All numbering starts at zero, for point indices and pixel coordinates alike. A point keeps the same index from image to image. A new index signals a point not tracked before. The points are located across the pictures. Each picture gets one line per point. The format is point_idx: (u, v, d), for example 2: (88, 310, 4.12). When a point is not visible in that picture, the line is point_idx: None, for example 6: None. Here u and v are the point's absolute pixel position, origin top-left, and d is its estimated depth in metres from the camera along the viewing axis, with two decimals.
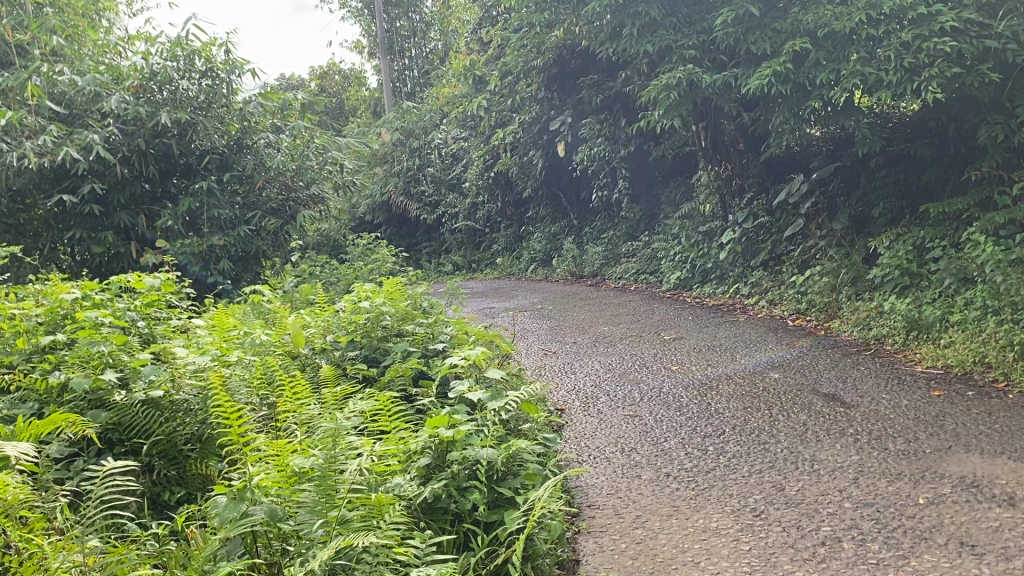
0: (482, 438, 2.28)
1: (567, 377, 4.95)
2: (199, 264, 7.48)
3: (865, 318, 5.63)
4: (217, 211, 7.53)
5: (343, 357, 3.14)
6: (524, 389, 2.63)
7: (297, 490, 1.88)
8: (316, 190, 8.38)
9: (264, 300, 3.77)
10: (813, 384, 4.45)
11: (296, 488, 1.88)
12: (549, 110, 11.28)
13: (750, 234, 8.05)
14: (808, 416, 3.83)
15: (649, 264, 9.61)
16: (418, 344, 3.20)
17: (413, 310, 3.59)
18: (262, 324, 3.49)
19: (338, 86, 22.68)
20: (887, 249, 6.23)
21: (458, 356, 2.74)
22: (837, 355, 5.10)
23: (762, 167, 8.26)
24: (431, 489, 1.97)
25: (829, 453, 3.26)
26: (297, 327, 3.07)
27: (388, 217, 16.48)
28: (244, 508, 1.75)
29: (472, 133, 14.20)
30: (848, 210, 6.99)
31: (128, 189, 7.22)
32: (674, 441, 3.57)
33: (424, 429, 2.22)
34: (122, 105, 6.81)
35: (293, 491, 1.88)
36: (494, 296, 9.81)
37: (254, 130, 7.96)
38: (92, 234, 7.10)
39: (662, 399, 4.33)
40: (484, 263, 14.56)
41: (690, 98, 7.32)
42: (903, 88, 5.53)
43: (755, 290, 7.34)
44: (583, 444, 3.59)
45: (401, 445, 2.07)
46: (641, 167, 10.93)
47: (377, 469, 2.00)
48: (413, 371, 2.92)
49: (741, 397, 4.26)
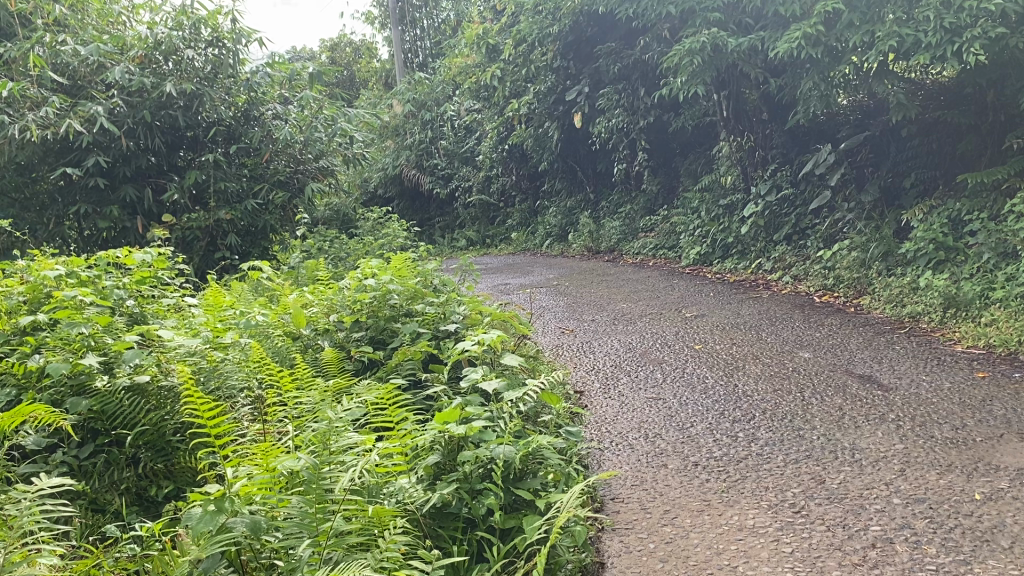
0: (499, 433, 2.07)
1: (585, 357, 4.73)
2: (206, 239, 7.29)
3: (897, 295, 5.37)
4: (224, 184, 7.33)
5: (348, 338, 2.94)
6: (543, 376, 2.38)
7: (285, 497, 1.68)
8: (325, 163, 8.20)
9: (265, 275, 3.56)
10: (847, 365, 4.21)
11: (284, 495, 1.68)
12: (564, 80, 10.98)
13: (773, 208, 7.78)
14: (844, 400, 3.59)
15: (668, 238, 9.34)
16: (428, 324, 2.97)
17: (422, 287, 3.36)
18: (263, 301, 3.29)
19: (349, 58, 22.45)
20: (920, 222, 5.96)
21: (471, 340, 2.51)
22: (870, 333, 4.86)
23: (786, 137, 7.97)
24: (440, 494, 1.77)
25: (871, 441, 3.03)
26: (298, 308, 2.87)
27: (401, 191, 16.25)
28: (221, 521, 1.56)
29: (485, 105, 13.93)
30: (878, 182, 6.71)
31: (134, 162, 7.02)
32: (701, 426, 3.35)
33: (432, 423, 2.00)
34: (126, 76, 6.59)
35: (280, 499, 1.68)
36: (509, 272, 9.59)
37: (261, 101, 7.74)
38: (98, 209, 6.90)
39: (686, 380, 4.10)
40: (498, 238, 14.31)
41: (714, 64, 7.04)
42: (943, 50, 5.23)
43: (778, 266, 7.08)
44: (604, 429, 3.37)
45: (406, 444, 1.85)
46: (659, 139, 10.64)
47: (379, 471, 1.79)
48: (423, 354, 2.71)
49: (771, 379, 4.03)
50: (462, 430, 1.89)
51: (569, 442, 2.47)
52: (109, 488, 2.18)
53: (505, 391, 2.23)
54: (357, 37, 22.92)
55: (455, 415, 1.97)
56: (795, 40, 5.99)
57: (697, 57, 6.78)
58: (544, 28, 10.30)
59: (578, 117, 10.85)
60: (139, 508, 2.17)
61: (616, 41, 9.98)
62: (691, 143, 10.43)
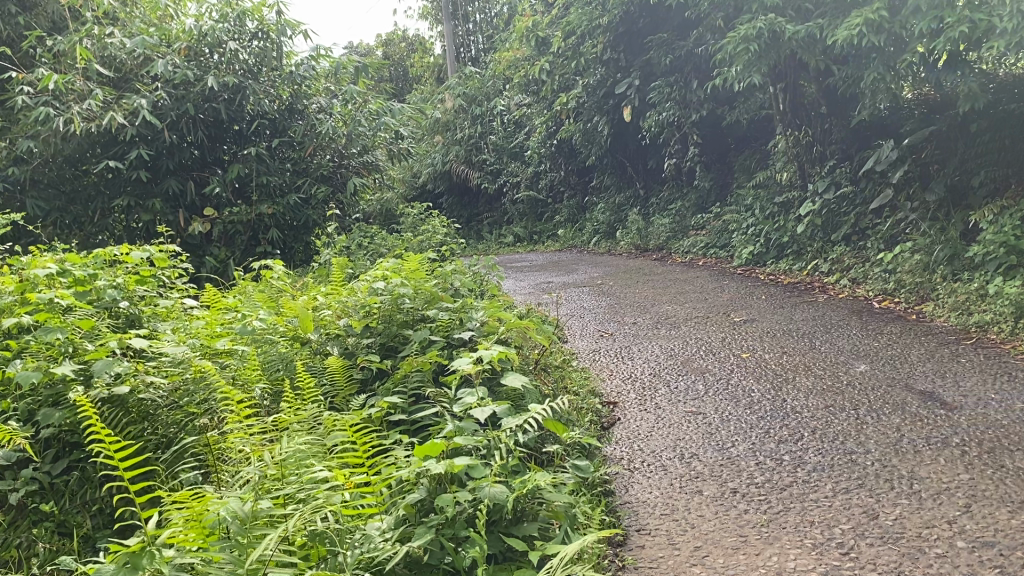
0: (492, 469, 1.85)
1: (623, 364, 4.48)
2: (247, 233, 7.20)
3: (964, 302, 4.99)
4: (267, 178, 7.20)
5: (357, 344, 2.73)
6: (550, 402, 2.14)
7: (226, 544, 1.47)
8: (369, 157, 8.02)
9: (278, 275, 3.38)
10: (907, 379, 3.86)
11: (226, 541, 1.47)
12: (615, 73, 10.67)
13: (831, 206, 7.39)
14: (903, 420, 3.27)
15: (719, 237, 8.98)
16: (442, 332, 2.74)
17: (439, 290, 3.13)
18: (273, 303, 3.11)
19: (403, 53, 22.58)
20: (991, 223, 5.55)
21: (474, 355, 2.27)
22: (932, 344, 4.49)
23: (846, 132, 7.56)
24: (413, 547, 1.56)
25: (932, 470, 2.72)
26: (304, 313, 2.68)
27: (450, 186, 16.11)
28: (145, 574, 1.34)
29: (535, 99, 13.68)
30: (944, 179, 6.29)
31: (176, 155, 6.93)
32: (743, 447, 3.07)
33: (413, 455, 1.78)
34: (169, 69, 6.51)
35: (222, 546, 1.46)
36: (553, 270, 9.36)
37: (305, 95, 7.60)
38: (141, 202, 6.83)
39: (730, 393, 3.81)
40: (545, 234, 14.06)
41: (772, 53, 6.73)
42: (1019, 36, 4.83)
43: (836, 268, 6.72)
44: (636, 448, 3.13)
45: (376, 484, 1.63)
46: (713, 133, 10.27)
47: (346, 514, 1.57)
48: (432, 365, 2.49)
49: (822, 394, 3.72)
50: (443, 466, 1.68)
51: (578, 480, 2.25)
52: (80, 512, 1.99)
53: (503, 418, 2.00)
54: (410, 33, 22.93)
55: (439, 449, 1.76)
56: (857, 27, 5.65)
57: (755, 44, 6.48)
58: (594, 19, 10.04)
59: (628, 111, 10.52)
60: (112, 531, 1.99)
61: (668, 32, 9.66)
62: (745, 138, 10.03)
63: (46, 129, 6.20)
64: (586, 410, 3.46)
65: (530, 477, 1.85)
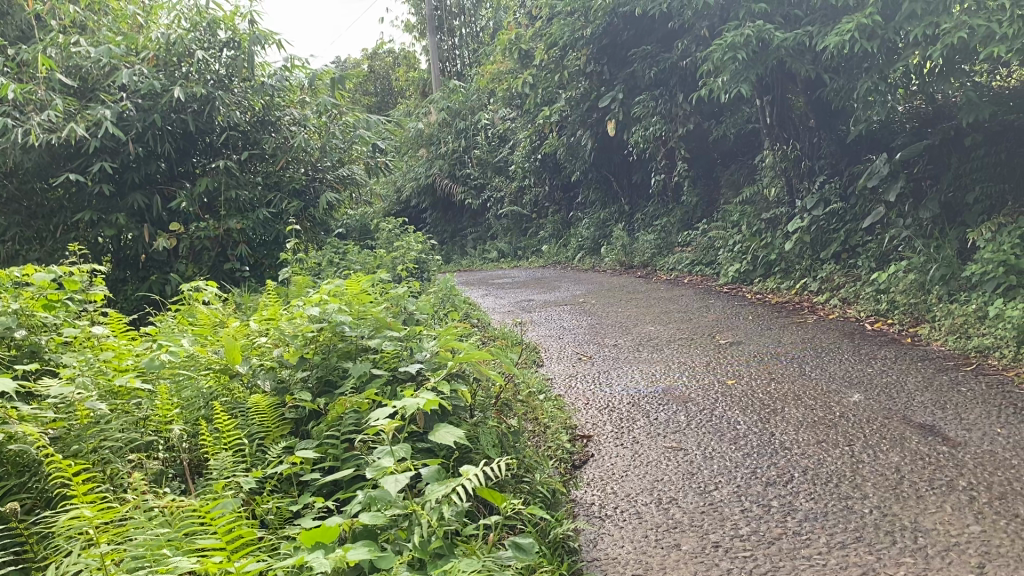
0: (404, 555, 1.59)
1: (601, 391, 4.18)
2: (215, 249, 6.85)
3: (961, 325, 4.73)
4: (236, 192, 6.85)
5: (292, 379, 2.45)
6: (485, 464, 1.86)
7: None
8: (344, 171, 7.71)
9: (208, 299, 3.09)
10: (904, 411, 3.56)
11: None
12: (600, 86, 10.42)
13: (820, 223, 7.13)
14: (902, 458, 2.98)
15: (705, 254, 8.73)
16: (387, 364, 2.43)
17: (389, 314, 2.82)
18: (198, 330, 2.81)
19: (388, 67, 22.47)
20: (989, 241, 5.28)
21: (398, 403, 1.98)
22: (929, 370, 4.21)
23: (836, 146, 7.32)
24: None
25: (938, 521, 2.42)
26: (230, 343, 2.41)
27: (434, 201, 15.84)
28: None
29: (519, 113, 13.45)
30: (938, 196, 6.04)
31: (143, 168, 6.58)
32: (726, 490, 2.78)
33: (302, 543, 1.51)
34: (134, 79, 6.16)
35: None
36: (534, 287, 9.05)
37: (277, 106, 7.28)
38: (105, 216, 6.46)
39: (713, 426, 3.51)
40: (530, 250, 13.77)
41: (760, 63, 6.51)
42: (1019, 42, 4.62)
43: (825, 287, 6.47)
44: (609, 491, 2.82)
45: None
46: (699, 148, 10.01)
47: None
48: (370, 405, 2.22)
49: (813, 427, 3.43)
50: (331, 560, 1.41)
51: (518, 561, 1.81)
52: None
53: (425, 489, 1.73)
54: (396, 46, 22.76)
55: (334, 536, 1.50)
56: (849, 33, 5.45)
57: (741, 52, 6.29)
58: (577, 31, 9.78)
59: (612, 125, 10.25)
60: None
61: (652, 44, 9.43)
62: (732, 153, 9.79)
63: (3, 140, 5.87)
64: (556, 446, 3.17)
65: (450, 563, 1.58)
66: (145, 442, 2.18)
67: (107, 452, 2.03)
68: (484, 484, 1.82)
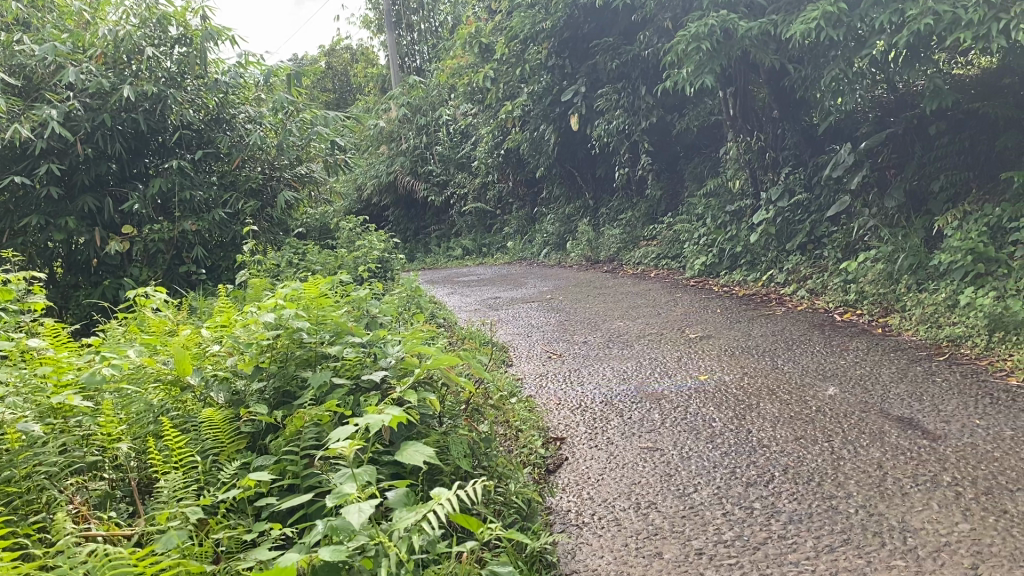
0: None
1: (573, 390, 4.07)
2: (170, 252, 6.60)
3: (932, 314, 4.70)
4: (191, 193, 6.61)
5: (248, 390, 2.30)
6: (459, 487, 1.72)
7: None
8: (302, 169, 7.51)
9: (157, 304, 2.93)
10: (881, 404, 3.50)
11: None
12: (561, 80, 10.32)
13: (785, 214, 7.09)
14: (884, 454, 2.91)
15: (671, 247, 8.67)
16: (349, 372, 2.29)
17: (351, 318, 2.67)
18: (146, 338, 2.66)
19: (346, 63, 22.17)
20: (956, 229, 5.27)
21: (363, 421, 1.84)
22: (902, 361, 4.16)
23: (800, 137, 7.30)
24: None
25: (926, 520, 2.35)
26: (179, 353, 2.26)
27: (396, 199, 15.64)
28: None
29: (480, 108, 13.30)
30: (904, 184, 6.02)
31: (93, 169, 6.31)
32: (706, 492, 2.68)
33: None
34: (81, 77, 5.89)
35: None
36: (500, 284, 8.94)
37: (231, 103, 7.04)
38: (53, 220, 6.16)
39: (689, 424, 3.41)
40: (495, 247, 13.64)
41: (724, 53, 6.45)
42: (986, 28, 4.59)
43: (792, 278, 6.44)
44: (585, 497, 2.71)
45: None
46: (662, 141, 9.96)
47: None
48: (331, 418, 2.09)
49: (790, 422, 3.35)
50: None
51: None
52: None
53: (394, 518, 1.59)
54: (354, 42, 22.47)
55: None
56: (814, 21, 5.41)
57: (706, 43, 6.22)
58: (538, 23, 9.66)
59: (575, 119, 10.16)
60: None
61: (614, 37, 9.34)
62: (695, 146, 9.73)
63: None
64: (528, 451, 3.05)
65: None
66: (90, 462, 2.04)
67: (43, 477, 1.88)
68: (458, 508, 1.69)
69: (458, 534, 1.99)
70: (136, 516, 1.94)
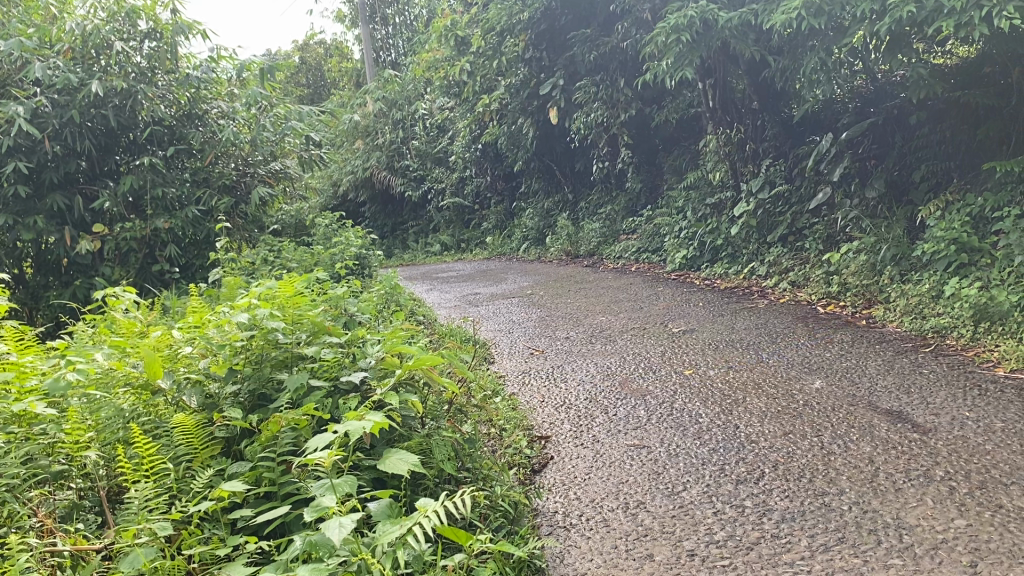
0: None
1: (555, 387, 4.00)
2: (143, 250, 6.42)
3: (915, 305, 4.68)
4: (163, 190, 6.43)
5: (222, 394, 2.21)
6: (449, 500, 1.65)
7: None
8: (277, 165, 7.37)
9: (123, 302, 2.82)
10: (869, 398, 3.45)
11: None
12: (539, 73, 10.25)
13: (766, 206, 7.08)
14: (874, 448, 2.86)
15: (651, 241, 8.64)
16: (327, 374, 2.20)
17: (327, 317, 2.58)
18: (111, 339, 2.55)
19: (319, 57, 21.98)
20: (938, 219, 5.26)
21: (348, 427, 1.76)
22: (888, 353, 4.13)
23: (780, 128, 7.27)
24: None
25: (921, 516, 2.30)
26: (150, 355, 2.15)
27: (372, 195, 15.51)
28: None
29: (457, 102, 13.19)
30: (885, 175, 6.01)
31: (61, 167, 6.13)
32: (696, 490, 2.62)
33: None
34: (47, 73, 5.71)
35: None
36: (480, 280, 8.85)
37: (203, 98, 6.88)
38: (21, 219, 5.99)
39: (675, 420, 3.35)
40: (473, 242, 13.54)
41: (703, 44, 6.42)
42: (968, 16, 4.57)
43: (774, 270, 6.41)
44: (572, 497, 2.63)
45: None
46: (641, 134, 9.90)
47: None
48: (309, 423, 2.01)
49: (777, 417, 3.29)
50: None
51: None
52: None
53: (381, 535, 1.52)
54: (327, 37, 22.29)
55: None
56: (795, 11, 5.39)
57: (686, 34, 6.18)
58: (515, 15, 9.62)
59: (553, 112, 10.08)
60: None
61: (592, 28, 9.28)
62: (674, 138, 9.69)
63: None
64: (513, 451, 2.98)
65: None
66: (56, 471, 1.93)
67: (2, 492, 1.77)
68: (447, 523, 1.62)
69: (445, 542, 1.92)
70: (105, 527, 1.84)
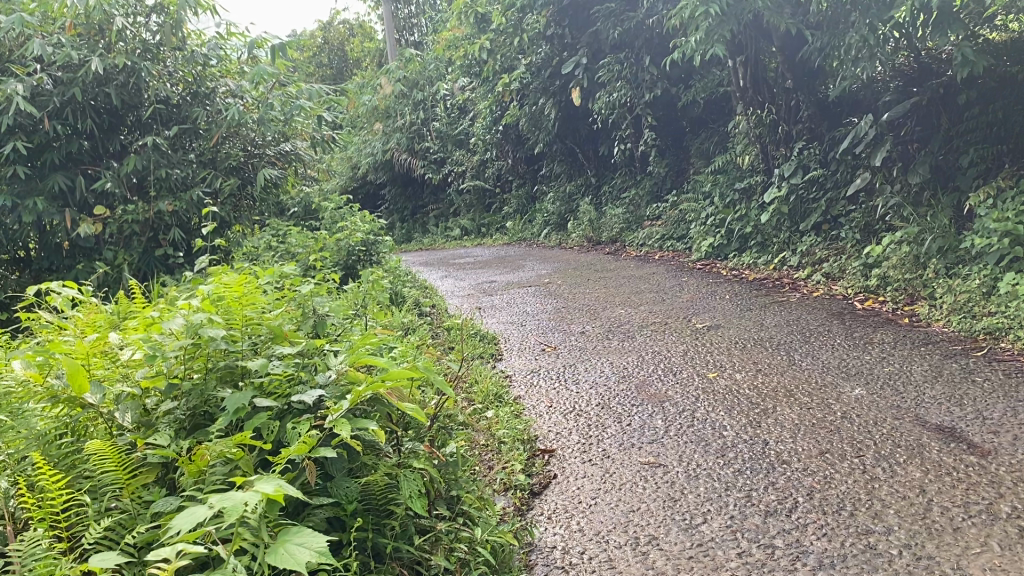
0: None
1: (564, 391, 3.64)
2: (146, 234, 6.02)
3: (965, 302, 4.26)
4: (167, 170, 6.04)
5: (159, 414, 1.88)
6: None
7: None
8: (287, 146, 6.89)
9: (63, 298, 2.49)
10: (918, 411, 3.05)
11: None
12: (561, 51, 9.87)
13: (799, 192, 6.66)
14: (926, 474, 2.48)
15: (677, 228, 8.23)
16: (279, 392, 1.87)
17: (288, 319, 2.25)
18: (40, 344, 2.22)
19: (341, 37, 21.63)
20: (989, 208, 4.83)
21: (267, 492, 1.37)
22: (935, 357, 3.73)
23: (815, 109, 6.83)
24: None
25: (988, 566, 1.93)
26: (72, 367, 1.81)
27: (393, 177, 15.16)
28: None
29: (479, 83, 12.79)
30: (929, 159, 5.57)
31: (65, 147, 5.74)
32: (717, 523, 2.26)
33: None
34: (47, 50, 5.34)
35: None
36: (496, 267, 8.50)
37: (210, 76, 6.50)
38: (21, 200, 5.55)
39: (696, 434, 2.98)
40: (494, 227, 13.15)
41: (734, 18, 6.02)
42: None
43: (807, 261, 6.01)
44: (576, 530, 2.28)
45: None
46: (666, 115, 9.48)
47: None
48: (248, 455, 1.68)
49: (813, 433, 2.91)
50: None
51: None
52: None
53: None
54: (349, 17, 21.92)
55: None
56: None
57: (714, 6, 5.80)
58: None
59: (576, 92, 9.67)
60: None
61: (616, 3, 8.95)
62: (702, 120, 9.24)
63: None
64: (511, 471, 2.63)
65: None
66: None
67: None
68: None
69: None
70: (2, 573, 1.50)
